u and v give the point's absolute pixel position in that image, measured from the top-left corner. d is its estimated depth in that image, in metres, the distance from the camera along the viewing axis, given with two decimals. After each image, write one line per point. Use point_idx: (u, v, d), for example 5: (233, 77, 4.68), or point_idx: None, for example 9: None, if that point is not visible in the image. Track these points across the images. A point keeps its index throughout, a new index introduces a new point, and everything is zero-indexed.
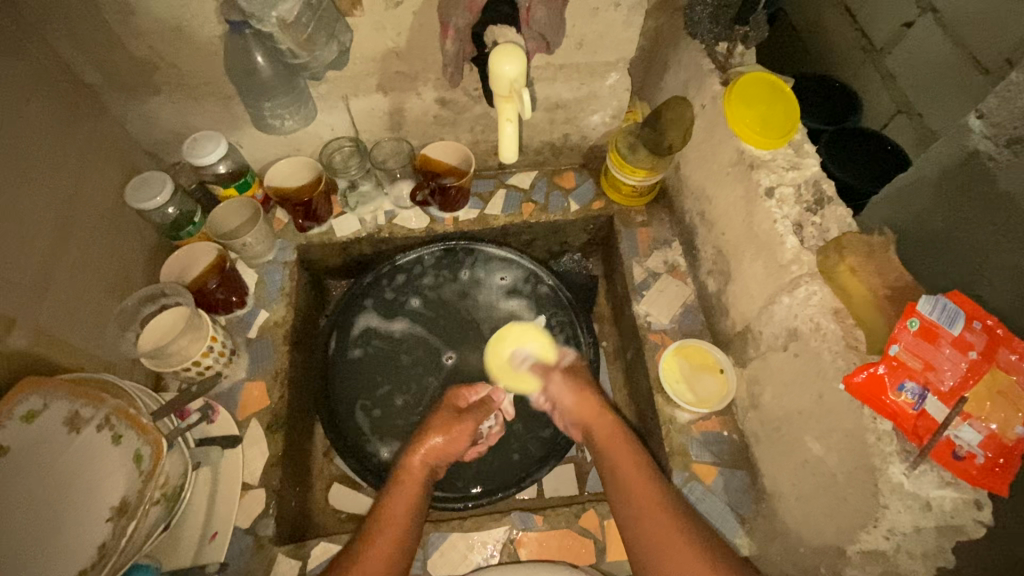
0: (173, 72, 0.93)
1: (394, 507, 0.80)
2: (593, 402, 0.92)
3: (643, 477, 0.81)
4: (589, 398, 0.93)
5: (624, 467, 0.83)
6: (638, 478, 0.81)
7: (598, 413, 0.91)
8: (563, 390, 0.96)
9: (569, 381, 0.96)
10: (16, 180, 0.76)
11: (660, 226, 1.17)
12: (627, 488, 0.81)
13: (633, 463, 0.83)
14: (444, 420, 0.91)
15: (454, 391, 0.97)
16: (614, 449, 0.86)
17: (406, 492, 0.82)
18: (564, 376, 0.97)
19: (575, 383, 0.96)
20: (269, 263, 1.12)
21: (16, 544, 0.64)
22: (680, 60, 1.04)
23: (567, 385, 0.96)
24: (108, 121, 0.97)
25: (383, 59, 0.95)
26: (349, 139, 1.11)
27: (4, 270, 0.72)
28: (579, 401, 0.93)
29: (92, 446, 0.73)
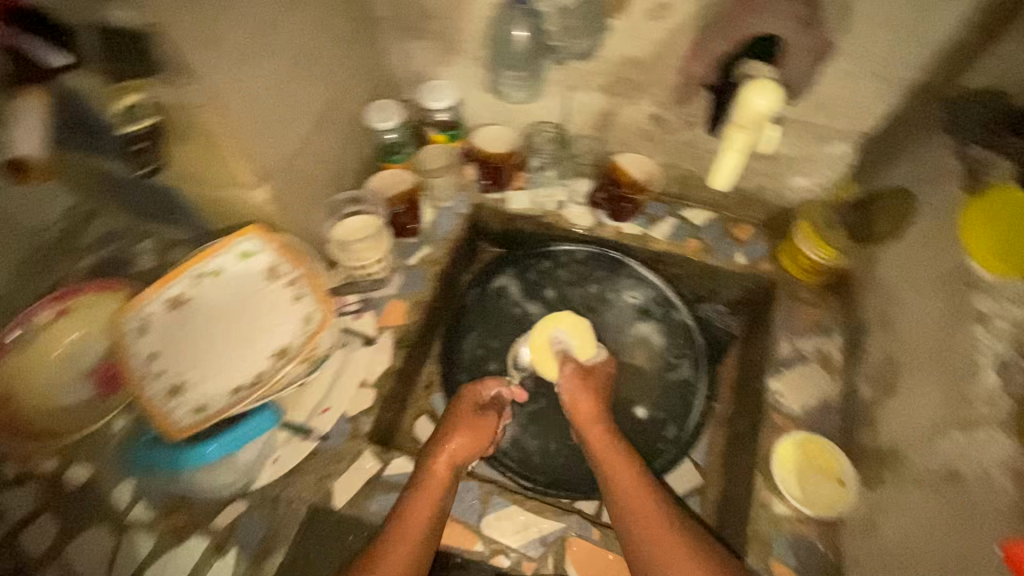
0: (441, 24, 1.07)
1: (421, 505, 0.84)
2: (585, 401, 0.99)
3: (638, 486, 0.87)
4: (585, 397, 1.00)
5: (616, 474, 0.89)
6: (632, 486, 0.87)
7: (592, 413, 0.98)
8: (567, 382, 1.02)
9: (579, 379, 1.02)
10: (307, 74, 0.93)
11: (826, 312, 1.10)
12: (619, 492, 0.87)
13: (624, 467, 0.89)
14: (467, 422, 0.97)
15: (472, 388, 1.02)
16: (616, 463, 0.90)
17: (432, 491, 0.86)
18: (575, 371, 1.04)
19: (581, 376, 1.03)
20: (445, 209, 1.24)
21: (210, 347, 0.86)
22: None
23: (575, 377, 1.02)
24: (376, 49, 1.14)
25: (621, 64, 1.00)
26: (553, 126, 1.18)
27: (278, 138, 0.90)
28: (579, 395, 1.00)
29: (278, 297, 0.90)
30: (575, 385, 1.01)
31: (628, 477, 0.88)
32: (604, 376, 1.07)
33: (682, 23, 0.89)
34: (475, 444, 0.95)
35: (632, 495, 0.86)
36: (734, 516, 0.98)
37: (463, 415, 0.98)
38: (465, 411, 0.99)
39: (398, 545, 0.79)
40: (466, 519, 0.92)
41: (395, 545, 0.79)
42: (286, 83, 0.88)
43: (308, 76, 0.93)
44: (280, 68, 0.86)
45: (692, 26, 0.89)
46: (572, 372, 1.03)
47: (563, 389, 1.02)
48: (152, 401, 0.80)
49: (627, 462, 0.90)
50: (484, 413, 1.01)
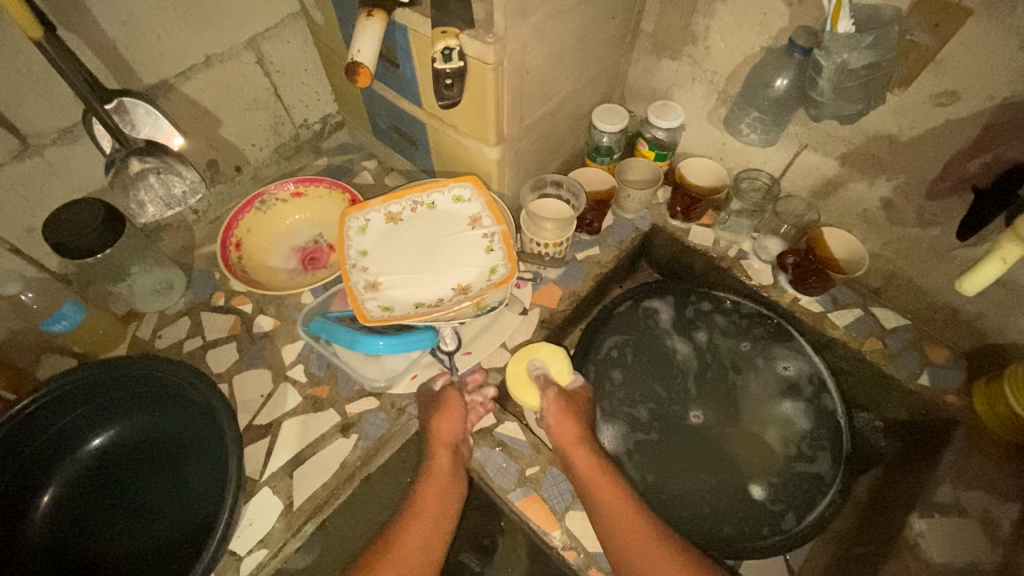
0: (700, 51, 1.10)
1: (423, 503, 0.93)
2: (572, 429, 0.98)
3: (622, 506, 0.90)
4: (571, 427, 0.99)
5: (595, 493, 0.91)
6: (611, 502, 0.90)
7: (576, 445, 0.97)
8: (552, 410, 1.00)
9: (562, 404, 1.01)
10: (569, 62, 1.02)
11: (1010, 474, 0.95)
12: (597, 502, 0.90)
13: (606, 483, 0.92)
14: (434, 408, 0.99)
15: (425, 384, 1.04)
16: (591, 482, 0.92)
17: (433, 484, 0.94)
18: (558, 396, 1.01)
19: (560, 407, 1.00)
20: (626, 220, 1.28)
21: (407, 263, 0.98)
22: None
23: (557, 407, 1.00)
24: (627, 57, 1.20)
25: (874, 139, 0.95)
26: (768, 177, 1.15)
27: (526, 109, 0.99)
28: (566, 428, 0.99)
29: (474, 243, 1.00)
30: (558, 415, 1.00)
31: (609, 500, 0.90)
32: (585, 404, 1.04)
33: (968, 117, 0.83)
34: (464, 421, 0.98)
35: (609, 511, 0.89)
36: None
37: (438, 404, 0.99)
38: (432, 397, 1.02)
39: (418, 518, 0.91)
40: (551, 504, 0.95)
41: (411, 522, 0.91)
42: (553, 65, 0.97)
43: (569, 64, 1.02)
44: (554, 51, 0.95)
45: (980, 123, 0.82)
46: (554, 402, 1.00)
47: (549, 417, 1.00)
48: (353, 287, 0.95)
49: (610, 484, 0.92)
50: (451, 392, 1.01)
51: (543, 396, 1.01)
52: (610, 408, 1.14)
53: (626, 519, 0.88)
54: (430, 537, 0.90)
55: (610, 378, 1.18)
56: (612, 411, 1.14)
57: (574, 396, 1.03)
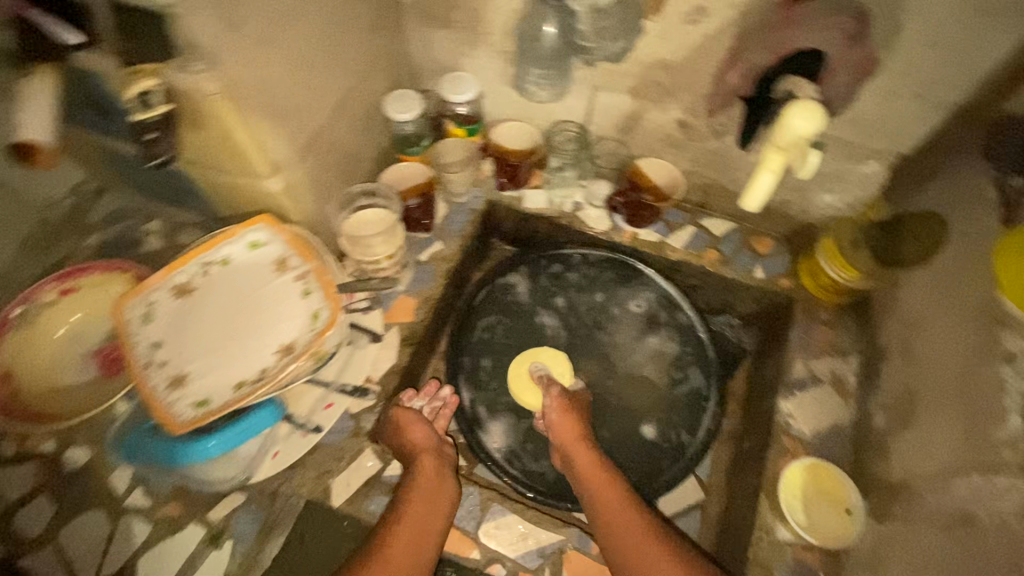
0: (469, 15, 1.03)
1: (414, 505, 0.85)
2: (573, 427, 0.97)
3: (625, 510, 0.86)
4: (574, 426, 0.98)
5: (599, 495, 0.89)
6: (607, 491, 0.89)
7: (577, 443, 0.95)
8: (554, 406, 1.01)
9: (564, 402, 1.01)
10: (327, 61, 0.90)
11: (843, 333, 1.07)
12: (595, 501, 0.88)
13: (603, 479, 0.90)
14: (407, 418, 0.94)
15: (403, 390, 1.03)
16: (591, 479, 0.91)
17: (424, 485, 0.87)
18: (562, 395, 1.03)
19: (566, 403, 1.01)
20: (460, 205, 1.22)
21: (214, 339, 0.84)
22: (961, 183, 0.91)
23: (560, 403, 1.01)
24: (398, 37, 1.10)
25: (651, 66, 0.96)
26: (575, 125, 1.15)
27: (293, 127, 0.86)
28: (563, 424, 0.98)
29: (286, 290, 0.88)
30: (559, 410, 1.00)
31: (608, 490, 0.89)
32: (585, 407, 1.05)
33: (718, 30, 0.85)
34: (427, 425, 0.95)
35: (614, 518, 0.86)
36: (734, 536, 0.97)
37: (407, 417, 0.94)
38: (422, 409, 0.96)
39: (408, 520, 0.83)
40: (463, 525, 0.90)
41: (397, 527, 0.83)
42: (305, 71, 0.85)
43: (328, 63, 0.91)
44: (298, 56, 0.83)
45: (729, 32, 0.85)
46: (556, 398, 1.02)
47: (547, 413, 1.01)
48: (155, 393, 0.79)
49: (610, 479, 0.90)
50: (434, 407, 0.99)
51: (545, 393, 1.02)
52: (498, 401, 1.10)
53: (620, 510, 0.86)
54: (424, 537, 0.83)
55: (481, 371, 1.12)
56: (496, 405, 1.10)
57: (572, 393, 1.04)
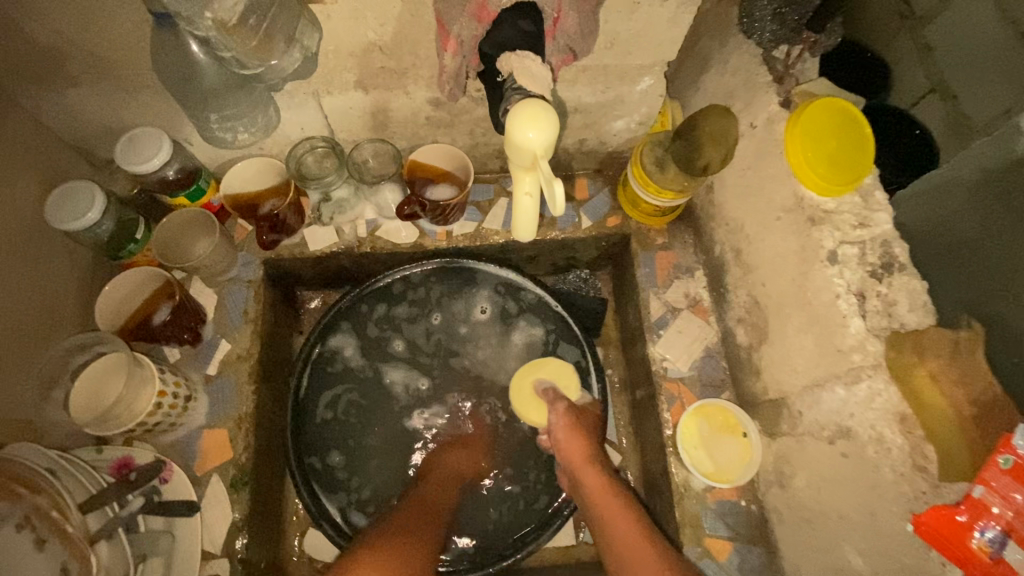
0: (92, 61, 0.72)
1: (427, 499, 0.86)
2: (582, 447, 0.87)
3: (633, 530, 0.80)
4: (582, 447, 0.87)
5: (608, 515, 0.82)
6: (626, 521, 0.81)
7: (586, 465, 0.86)
8: (560, 426, 0.89)
9: (572, 418, 0.90)
10: None
11: (683, 251, 1.03)
12: (612, 527, 0.81)
13: (619, 506, 0.83)
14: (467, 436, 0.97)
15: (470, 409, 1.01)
16: (607, 507, 0.83)
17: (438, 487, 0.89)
18: (569, 411, 0.91)
19: (578, 422, 0.90)
20: (231, 282, 0.96)
21: None
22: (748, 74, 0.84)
23: (567, 421, 0.89)
24: (18, 118, 0.77)
25: (363, 53, 0.74)
26: (321, 140, 0.92)
27: None
28: (574, 444, 0.87)
29: (10, 551, 0.59)
30: (567, 431, 0.88)
31: (625, 523, 0.81)
32: (597, 423, 0.93)
33: None
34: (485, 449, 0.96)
35: (620, 533, 0.81)
36: (659, 497, 0.95)
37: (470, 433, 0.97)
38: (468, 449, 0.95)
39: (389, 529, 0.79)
40: None
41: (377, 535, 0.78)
42: None
43: None
44: None
45: None
46: (565, 413, 0.90)
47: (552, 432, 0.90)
48: None
49: (624, 505, 0.83)
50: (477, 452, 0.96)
51: (552, 410, 0.90)
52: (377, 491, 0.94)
53: (640, 539, 0.79)
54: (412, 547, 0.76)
55: (336, 468, 0.95)
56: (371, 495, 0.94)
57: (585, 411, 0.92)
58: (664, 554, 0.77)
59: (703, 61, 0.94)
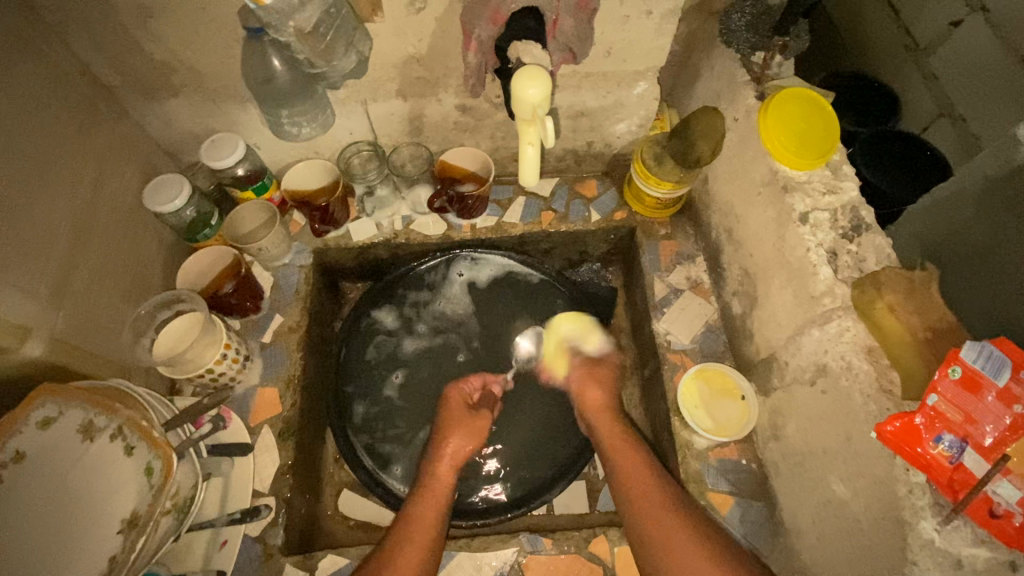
0: (192, 75, 0.91)
1: (427, 501, 0.82)
2: (600, 397, 0.95)
3: (651, 497, 0.80)
4: (601, 394, 0.95)
5: (627, 478, 0.83)
6: (638, 479, 0.83)
7: (603, 411, 0.93)
8: (583, 378, 0.97)
9: (588, 369, 0.97)
10: (40, 191, 0.76)
11: (684, 239, 1.13)
12: (625, 481, 0.83)
13: (635, 466, 0.84)
14: (460, 420, 0.93)
15: (456, 387, 0.97)
16: (625, 464, 0.85)
17: (439, 489, 0.84)
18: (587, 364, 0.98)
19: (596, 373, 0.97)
20: (285, 266, 1.12)
21: (35, 545, 0.66)
22: (730, 77, 0.96)
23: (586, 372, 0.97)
24: (127, 124, 0.96)
25: (403, 65, 0.91)
26: (367, 144, 1.09)
27: (27, 280, 0.73)
28: (592, 393, 0.95)
29: (105, 456, 0.73)
30: (587, 380, 0.96)
31: (643, 485, 0.81)
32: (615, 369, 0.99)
33: (445, 9, 0.82)
34: (476, 433, 0.92)
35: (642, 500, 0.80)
36: (666, 462, 1.01)
37: (474, 419, 0.94)
38: (462, 408, 0.95)
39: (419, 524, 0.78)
40: None
41: (411, 534, 0.77)
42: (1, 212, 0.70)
43: (33, 192, 0.75)
44: None
45: (457, 10, 0.82)
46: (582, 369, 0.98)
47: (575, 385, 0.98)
48: None
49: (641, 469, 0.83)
50: (478, 409, 0.97)
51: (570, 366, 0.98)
52: (384, 451, 1.02)
53: (648, 489, 0.81)
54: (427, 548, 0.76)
55: (367, 423, 1.04)
56: (388, 454, 1.02)
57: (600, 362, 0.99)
58: (665, 498, 0.79)
59: (695, 71, 1.07)
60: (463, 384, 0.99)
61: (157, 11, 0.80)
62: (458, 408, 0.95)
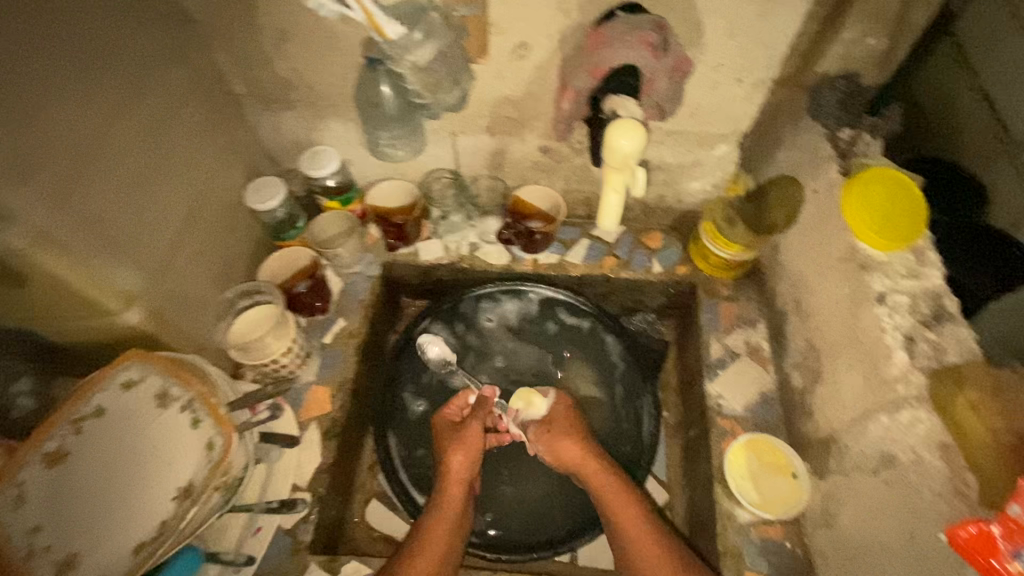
0: (308, 92, 1.00)
1: (434, 528, 0.83)
2: (574, 449, 0.90)
3: (656, 557, 0.79)
4: (573, 448, 0.91)
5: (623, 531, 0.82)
6: (632, 528, 0.82)
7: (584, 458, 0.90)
8: (544, 444, 0.94)
9: (546, 433, 0.94)
10: (164, 173, 0.85)
11: (747, 304, 1.11)
12: (619, 531, 0.83)
13: (630, 514, 0.83)
14: (452, 440, 0.92)
15: (446, 408, 0.97)
16: (617, 508, 0.84)
17: (445, 515, 0.85)
18: (542, 431, 0.94)
19: (556, 436, 0.93)
20: (354, 274, 1.17)
21: (105, 497, 0.74)
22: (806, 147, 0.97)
23: (544, 439, 0.93)
24: (243, 128, 1.06)
25: (497, 105, 0.97)
26: (448, 171, 1.15)
27: (140, 250, 0.81)
28: (565, 450, 0.91)
29: (173, 425, 0.79)
30: (549, 448, 0.92)
31: (647, 547, 0.80)
32: (570, 415, 0.96)
33: (547, 59, 0.87)
34: (476, 453, 0.91)
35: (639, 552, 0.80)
36: (703, 531, 0.96)
37: (465, 434, 0.92)
38: (450, 428, 0.95)
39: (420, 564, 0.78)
40: None
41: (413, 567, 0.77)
42: (132, 188, 0.79)
43: (163, 179, 0.85)
44: (126, 181, 0.78)
45: (558, 60, 0.87)
46: (540, 435, 0.94)
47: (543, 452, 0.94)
48: None
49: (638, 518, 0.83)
50: (474, 422, 0.95)
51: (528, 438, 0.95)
52: (432, 484, 1.02)
53: (648, 552, 0.80)
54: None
55: (408, 440, 1.06)
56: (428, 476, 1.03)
57: (552, 418, 0.95)
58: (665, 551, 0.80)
59: None
60: (449, 403, 0.98)
61: (294, 36, 0.90)
62: (450, 429, 0.95)
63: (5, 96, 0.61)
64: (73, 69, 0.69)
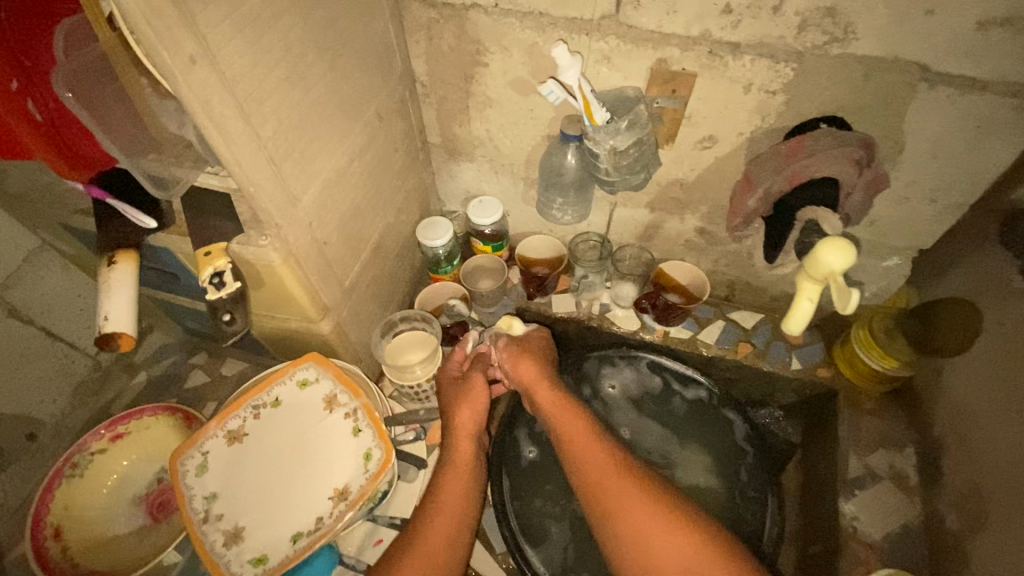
0: (492, 150, 1.11)
1: (450, 486, 0.87)
2: (532, 369, 0.96)
3: (634, 507, 0.77)
4: (530, 366, 0.96)
5: (591, 465, 0.83)
6: (599, 470, 0.82)
7: (538, 381, 0.95)
8: (507, 358, 0.99)
9: (514, 349, 0.99)
10: (372, 207, 0.97)
11: (894, 423, 1.04)
12: (587, 467, 0.83)
13: (598, 453, 0.84)
14: (454, 393, 0.96)
15: (445, 365, 1.02)
16: (589, 451, 0.85)
17: (459, 471, 0.89)
18: (508, 344, 1.00)
19: (517, 350, 0.99)
20: (491, 314, 1.24)
21: (274, 483, 0.85)
22: (978, 260, 0.88)
23: (510, 355, 0.98)
24: (427, 172, 1.19)
25: (667, 185, 1.02)
26: (596, 236, 1.22)
27: (342, 272, 0.92)
28: (527, 368, 0.96)
29: (337, 428, 0.89)
30: (510, 360, 0.98)
31: (627, 500, 0.78)
32: (541, 345, 1.02)
33: (732, 153, 0.91)
34: (482, 403, 0.94)
35: (614, 496, 0.79)
36: None
37: (467, 387, 0.95)
38: (450, 378, 1.00)
39: (442, 515, 0.83)
40: None
41: (435, 519, 0.82)
42: (351, 221, 0.90)
43: (370, 212, 0.97)
44: (348, 215, 0.89)
45: (743, 156, 0.91)
46: (507, 351, 0.99)
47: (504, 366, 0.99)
48: (212, 552, 0.78)
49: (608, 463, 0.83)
50: (469, 372, 0.98)
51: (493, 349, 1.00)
52: (541, 538, 1.00)
53: (626, 506, 0.78)
54: (452, 536, 0.81)
55: (522, 490, 1.04)
56: (539, 529, 1.01)
57: (523, 341, 1.01)
58: (649, 503, 0.77)
59: None
60: (450, 360, 1.01)
61: (497, 104, 1.00)
62: (450, 386, 0.98)
63: (299, 140, 0.72)
64: (341, 121, 0.81)
